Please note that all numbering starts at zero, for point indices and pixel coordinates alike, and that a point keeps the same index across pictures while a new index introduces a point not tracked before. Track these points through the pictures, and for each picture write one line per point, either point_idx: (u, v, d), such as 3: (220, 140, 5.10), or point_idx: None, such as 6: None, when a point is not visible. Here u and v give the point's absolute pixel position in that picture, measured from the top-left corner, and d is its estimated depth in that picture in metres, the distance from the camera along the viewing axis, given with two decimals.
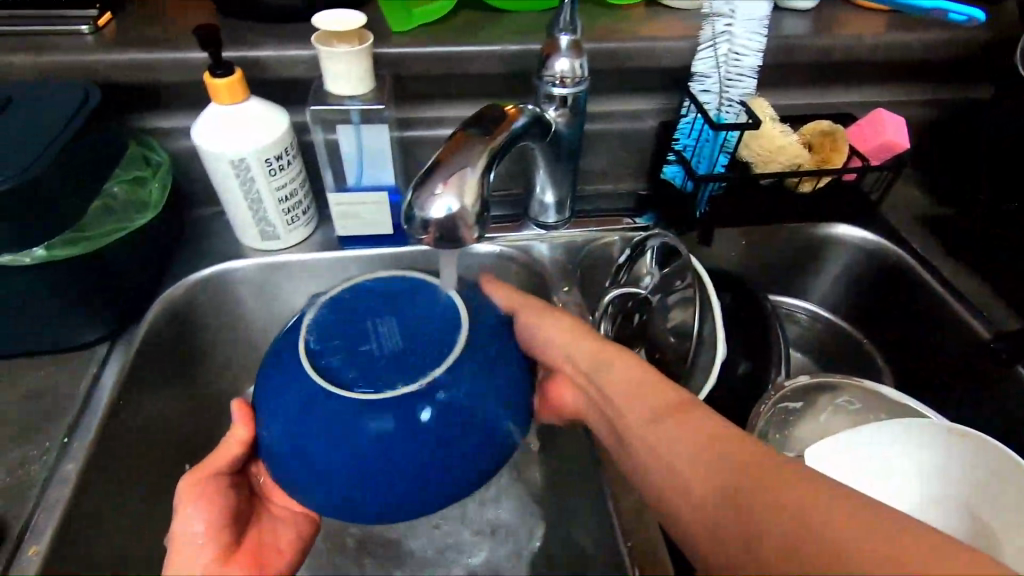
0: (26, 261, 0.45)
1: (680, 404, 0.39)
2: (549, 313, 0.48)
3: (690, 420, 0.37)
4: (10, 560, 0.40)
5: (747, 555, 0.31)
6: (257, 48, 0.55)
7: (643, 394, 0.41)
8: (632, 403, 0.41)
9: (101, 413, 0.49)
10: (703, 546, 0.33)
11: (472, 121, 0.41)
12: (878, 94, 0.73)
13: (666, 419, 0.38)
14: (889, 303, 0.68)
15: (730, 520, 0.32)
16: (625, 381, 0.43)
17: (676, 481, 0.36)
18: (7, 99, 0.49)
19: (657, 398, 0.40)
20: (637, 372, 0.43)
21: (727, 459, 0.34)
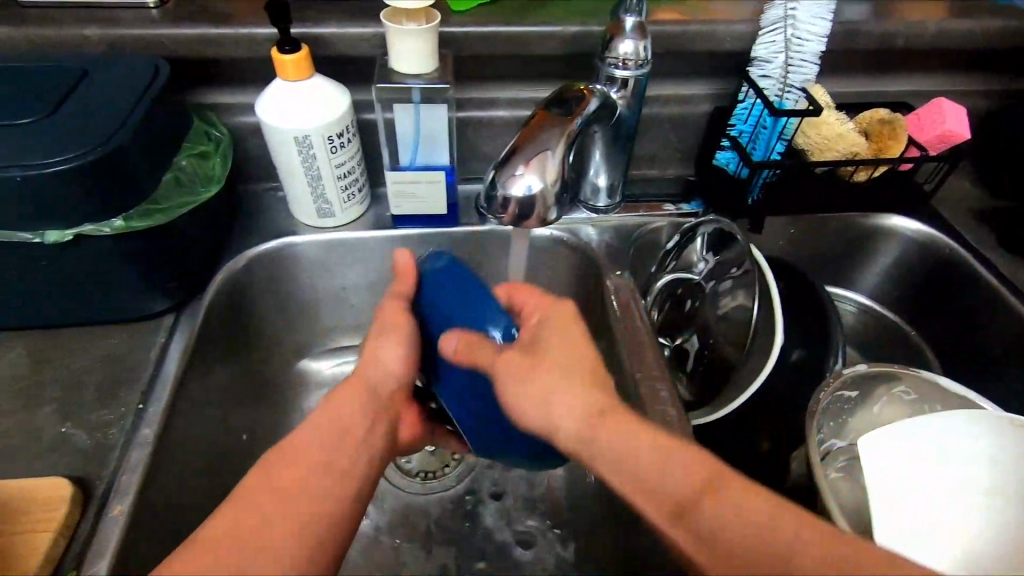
0: (107, 231, 0.46)
1: (698, 480, 0.37)
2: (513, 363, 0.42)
3: (712, 497, 0.37)
4: (97, 516, 0.42)
5: None
6: (320, 25, 0.55)
7: (647, 471, 0.38)
8: (634, 482, 0.39)
9: (172, 380, 0.50)
10: None
11: (552, 101, 0.41)
12: (936, 84, 0.71)
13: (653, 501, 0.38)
14: (941, 297, 0.67)
15: None
16: (617, 456, 0.39)
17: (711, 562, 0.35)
18: (83, 73, 0.50)
19: (668, 476, 0.38)
20: (635, 442, 0.40)
21: (761, 530, 0.34)
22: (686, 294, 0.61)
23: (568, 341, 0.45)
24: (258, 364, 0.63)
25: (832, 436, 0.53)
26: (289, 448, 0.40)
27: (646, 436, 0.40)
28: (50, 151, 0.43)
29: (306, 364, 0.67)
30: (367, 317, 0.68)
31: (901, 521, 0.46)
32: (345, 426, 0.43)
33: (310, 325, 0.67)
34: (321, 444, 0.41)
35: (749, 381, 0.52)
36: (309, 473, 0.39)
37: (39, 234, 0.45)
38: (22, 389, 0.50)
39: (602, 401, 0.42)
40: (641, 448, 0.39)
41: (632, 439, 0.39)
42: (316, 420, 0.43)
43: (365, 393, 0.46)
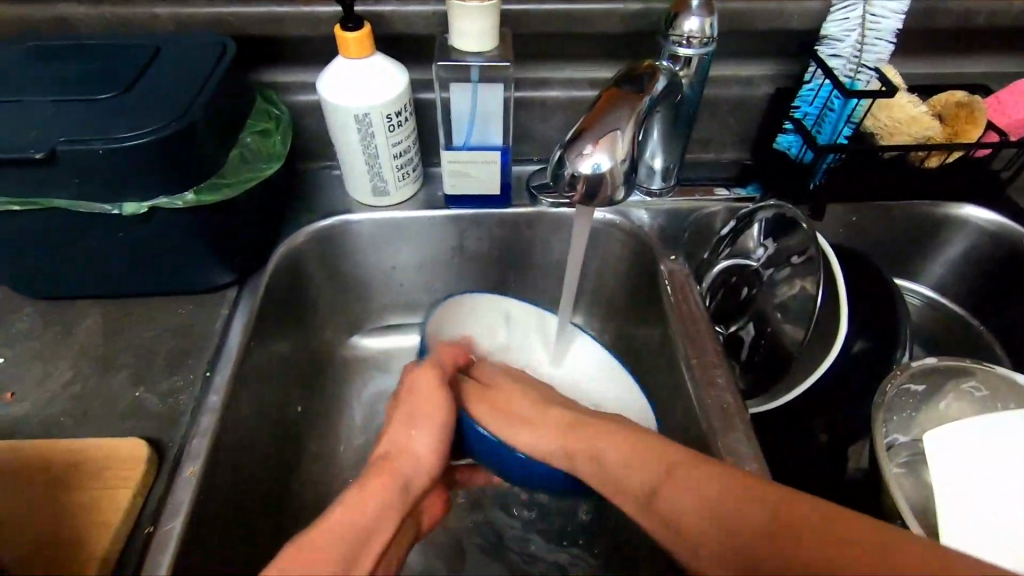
0: (179, 205, 0.48)
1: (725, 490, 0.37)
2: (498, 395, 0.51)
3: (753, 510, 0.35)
4: (170, 476, 0.44)
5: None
6: (380, 2, 0.55)
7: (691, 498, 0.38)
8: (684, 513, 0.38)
9: (236, 350, 0.52)
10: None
11: (623, 79, 0.41)
12: (1018, 65, 0.67)
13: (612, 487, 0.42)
14: (1014, 290, 0.64)
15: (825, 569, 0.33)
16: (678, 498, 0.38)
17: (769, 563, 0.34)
18: (155, 50, 0.52)
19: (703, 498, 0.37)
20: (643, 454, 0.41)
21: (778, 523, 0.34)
22: (743, 280, 0.59)
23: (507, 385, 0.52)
24: (312, 338, 0.65)
25: (896, 430, 0.52)
26: (328, 526, 0.38)
27: (627, 453, 0.42)
28: (130, 126, 0.44)
29: (357, 340, 0.69)
30: (418, 296, 0.70)
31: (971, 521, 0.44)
32: (379, 513, 0.41)
33: (362, 302, 0.68)
34: (355, 531, 0.39)
35: (809, 371, 0.51)
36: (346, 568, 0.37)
37: (119, 206, 0.47)
38: (98, 354, 0.53)
39: (566, 434, 0.45)
40: (613, 456, 0.42)
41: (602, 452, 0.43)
42: (347, 507, 0.40)
43: (396, 482, 0.43)
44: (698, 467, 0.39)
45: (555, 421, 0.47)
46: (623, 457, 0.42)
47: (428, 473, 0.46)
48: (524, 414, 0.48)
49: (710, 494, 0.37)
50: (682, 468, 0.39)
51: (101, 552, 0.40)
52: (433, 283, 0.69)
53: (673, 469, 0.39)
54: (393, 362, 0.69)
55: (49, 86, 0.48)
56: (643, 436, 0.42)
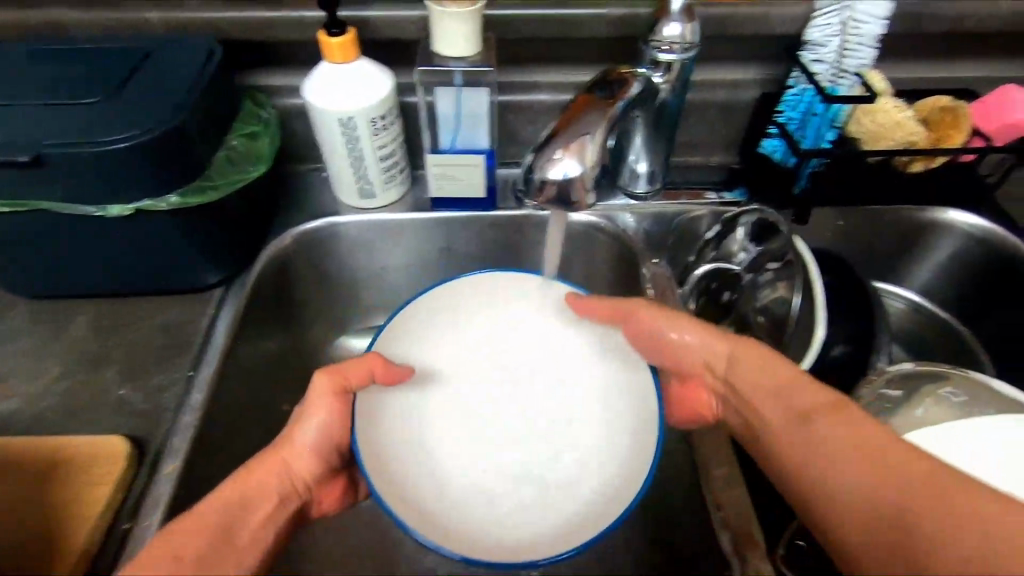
0: (163, 207, 0.49)
1: (834, 404, 0.41)
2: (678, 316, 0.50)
3: (865, 433, 0.38)
4: (151, 473, 0.45)
5: (885, 534, 0.34)
6: (367, 8, 0.56)
7: (827, 416, 0.40)
8: (801, 446, 0.40)
9: (220, 349, 0.53)
10: (849, 525, 0.36)
11: (595, 84, 0.41)
12: (1009, 69, 0.67)
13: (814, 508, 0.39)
14: (998, 296, 0.64)
15: (889, 508, 0.35)
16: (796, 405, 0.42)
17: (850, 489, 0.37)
18: (144, 54, 0.53)
19: (815, 403, 0.41)
20: (782, 382, 0.44)
21: (873, 459, 0.37)
22: (725, 283, 0.60)
23: (657, 317, 0.50)
24: (298, 338, 0.65)
25: None
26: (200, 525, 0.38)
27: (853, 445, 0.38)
28: (114, 129, 0.45)
29: (342, 342, 0.69)
30: (407, 296, 0.70)
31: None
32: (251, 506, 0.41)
33: (352, 303, 0.69)
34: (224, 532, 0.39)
35: None
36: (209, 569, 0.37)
37: (103, 208, 0.48)
38: (86, 352, 0.54)
39: (707, 349, 0.49)
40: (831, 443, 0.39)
41: (821, 438, 0.39)
42: (223, 492, 0.41)
43: (276, 475, 0.44)
44: (835, 406, 0.40)
45: (772, 382, 0.44)
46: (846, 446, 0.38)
47: (315, 467, 0.46)
48: (687, 344, 0.49)
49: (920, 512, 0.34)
50: (824, 430, 0.39)
51: (81, 545, 0.41)
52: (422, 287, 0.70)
53: (815, 413, 0.41)
54: None
55: (40, 90, 0.49)
56: (864, 419, 0.39)
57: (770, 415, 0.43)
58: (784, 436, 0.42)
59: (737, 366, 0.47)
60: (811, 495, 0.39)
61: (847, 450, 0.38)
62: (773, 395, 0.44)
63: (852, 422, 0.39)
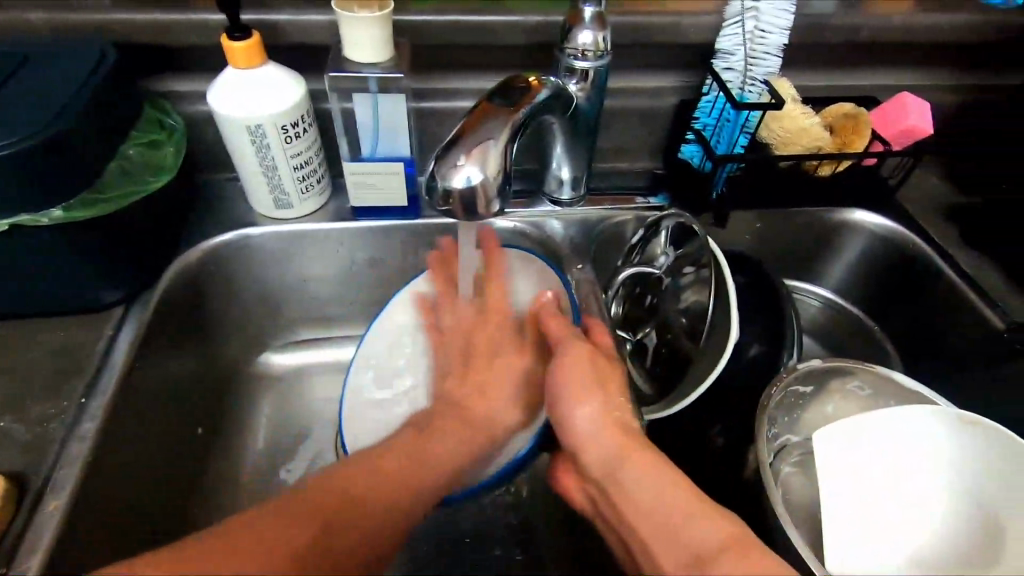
0: (44, 223, 0.46)
1: (729, 540, 0.35)
2: (583, 396, 0.45)
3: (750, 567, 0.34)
4: (33, 512, 0.42)
5: None
6: (274, 12, 0.54)
7: (714, 557, 0.35)
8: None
9: (118, 373, 0.50)
10: None
11: (496, 91, 0.41)
12: (905, 78, 0.71)
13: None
14: (901, 293, 0.68)
15: None
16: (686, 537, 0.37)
17: None
18: (24, 58, 0.49)
19: (704, 529, 0.36)
20: (669, 495, 0.39)
21: None
22: (647, 288, 0.61)
23: (567, 381, 0.46)
24: (212, 357, 0.62)
25: (786, 431, 0.53)
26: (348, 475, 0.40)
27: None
28: None
29: (269, 358, 0.68)
30: (332, 309, 0.68)
31: (844, 501, 0.48)
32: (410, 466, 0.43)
33: (272, 317, 0.67)
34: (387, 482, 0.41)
35: (702, 376, 0.52)
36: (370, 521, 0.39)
37: None
38: None
39: (601, 439, 0.43)
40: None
41: None
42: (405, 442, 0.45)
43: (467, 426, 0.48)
44: (725, 536, 0.36)
45: (661, 505, 0.39)
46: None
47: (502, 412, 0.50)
48: (581, 428, 0.44)
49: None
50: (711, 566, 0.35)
51: None
52: (347, 299, 0.68)
53: (701, 545, 0.36)
54: (303, 381, 0.67)
55: None
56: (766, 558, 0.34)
57: (662, 552, 0.38)
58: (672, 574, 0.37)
59: (621, 464, 0.42)
60: None
61: None
62: (658, 525, 0.38)
63: (755, 561, 0.34)
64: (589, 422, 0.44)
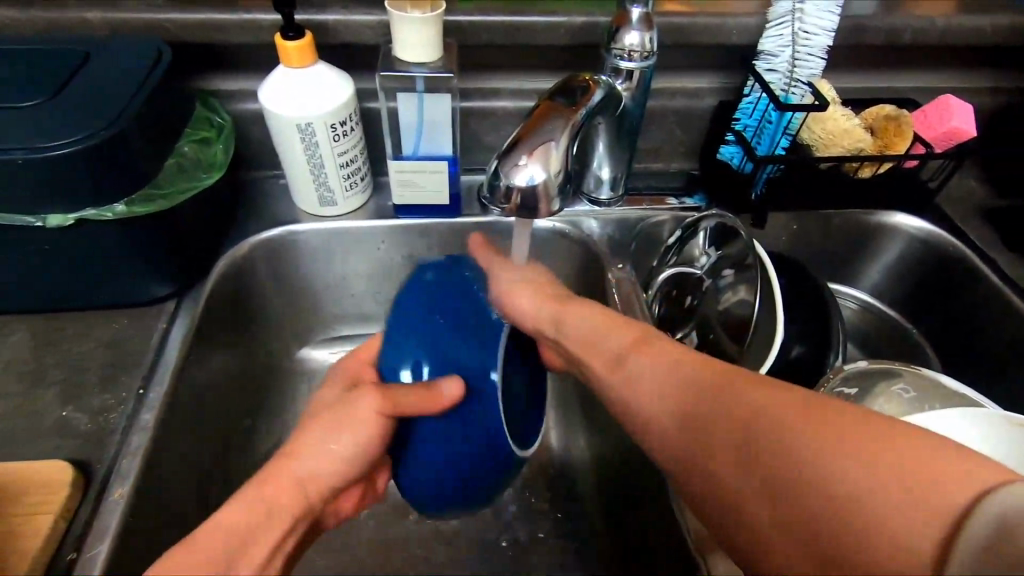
0: (108, 217, 0.46)
1: (642, 339, 0.41)
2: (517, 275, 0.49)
3: (654, 351, 0.39)
4: (99, 500, 0.43)
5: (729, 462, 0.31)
6: (324, 12, 0.55)
7: (642, 352, 0.39)
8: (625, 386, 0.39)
9: (173, 366, 0.51)
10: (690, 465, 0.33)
11: (559, 91, 0.42)
12: (945, 80, 0.71)
13: (637, 432, 0.38)
14: (940, 295, 0.67)
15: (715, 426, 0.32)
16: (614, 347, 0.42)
17: (661, 417, 0.36)
18: (85, 56, 0.50)
19: (623, 336, 0.42)
20: (594, 319, 0.44)
21: (676, 380, 0.36)
22: (687, 289, 0.61)
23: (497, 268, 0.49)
24: (255, 353, 0.63)
25: None
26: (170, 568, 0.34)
27: (662, 387, 0.37)
28: (55, 135, 0.43)
29: (306, 352, 0.68)
30: (369, 305, 0.69)
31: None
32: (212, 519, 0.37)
33: (311, 311, 0.67)
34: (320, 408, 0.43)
35: None
36: (293, 515, 0.39)
37: (42, 218, 0.45)
38: (25, 372, 0.50)
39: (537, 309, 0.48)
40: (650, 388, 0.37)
41: (642, 376, 0.38)
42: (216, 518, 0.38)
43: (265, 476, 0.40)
44: (652, 345, 0.40)
45: (591, 329, 0.44)
46: (662, 379, 0.37)
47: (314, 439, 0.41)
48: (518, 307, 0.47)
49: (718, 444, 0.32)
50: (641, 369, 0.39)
51: None
52: (385, 295, 0.68)
53: (627, 351, 0.40)
54: None
55: None
56: (675, 350, 0.38)
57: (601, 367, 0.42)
58: (610, 388, 0.41)
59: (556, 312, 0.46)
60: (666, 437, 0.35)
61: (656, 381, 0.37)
62: (597, 344, 0.43)
63: (663, 349, 0.39)
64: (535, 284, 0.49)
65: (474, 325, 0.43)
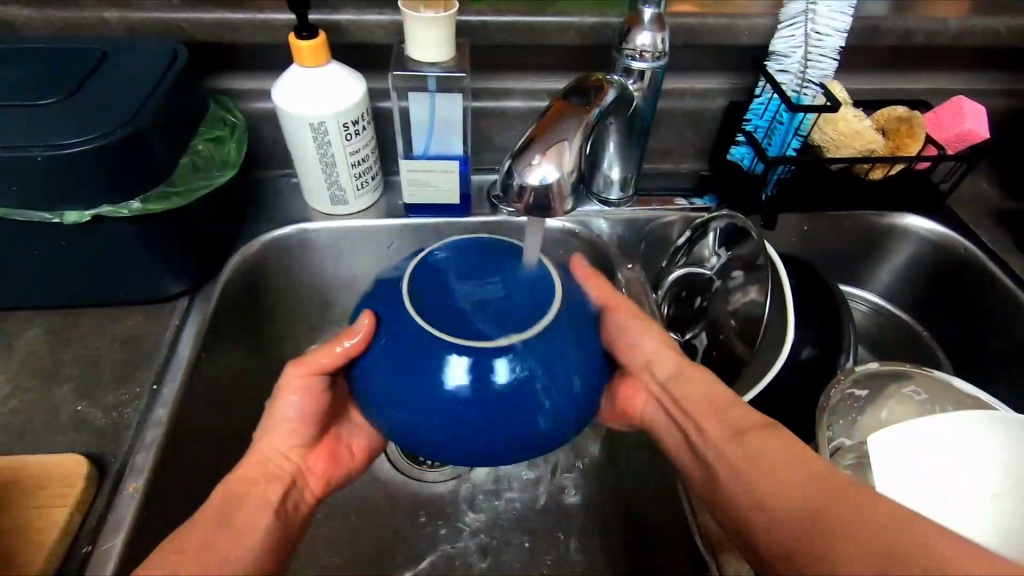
0: (125, 214, 0.47)
1: (757, 425, 0.43)
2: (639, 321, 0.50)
3: (770, 438, 0.41)
4: (113, 495, 0.43)
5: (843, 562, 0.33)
6: (338, 12, 0.55)
7: (756, 437, 0.42)
8: (732, 463, 0.42)
9: (186, 362, 0.51)
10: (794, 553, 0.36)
11: (572, 90, 0.42)
12: (958, 82, 0.70)
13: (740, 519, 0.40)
14: (952, 298, 0.67)
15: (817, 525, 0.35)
16: (734, 423, 0.44)
17: (768, 504, 0.38)
18: (102, 55, 0.51)
19: (740, 417, 0.44)
20: (708, 389, 0.47)
21: (789, 468, 0.39)
22: (696, 290, 0.61)
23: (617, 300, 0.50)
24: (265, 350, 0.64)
25: (842, 434, 0.53)
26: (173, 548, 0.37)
27: (776, 471, 0.39)
28: (74, 132, 0.43)
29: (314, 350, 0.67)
30: None
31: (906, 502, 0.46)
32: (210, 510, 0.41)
33: (321, 310, 0.68)
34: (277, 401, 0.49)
35: (757, 377, 0.52)
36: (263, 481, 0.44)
37: (58, 214, 0.46)
38: (41, 367, 0.51)
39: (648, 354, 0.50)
40: (774, 464, 0.39)
41: (763, 460, 0.40)
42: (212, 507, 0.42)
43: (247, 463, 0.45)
44: (764, 432, 0.42)
45: (706, 400, 0.46)
46: (778, 462, 0.39)
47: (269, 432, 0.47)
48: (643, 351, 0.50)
49: (848, 529, 0.34)
50: (765, 458, 0.40)
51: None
52: None
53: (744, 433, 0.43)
54: None
55: None
56: (791, 444, 0.40)
57: (711, 432, 0.45)
58: (724, 456, 0.43)
59: (677, 371, 0.49)
60: (767, 524, 0.38)
61: (765, 465, 0.40)
62: (717, 408, 0.45)
63: (784, 441, 0.41)
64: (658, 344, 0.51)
65: (423, 285, 0.41)
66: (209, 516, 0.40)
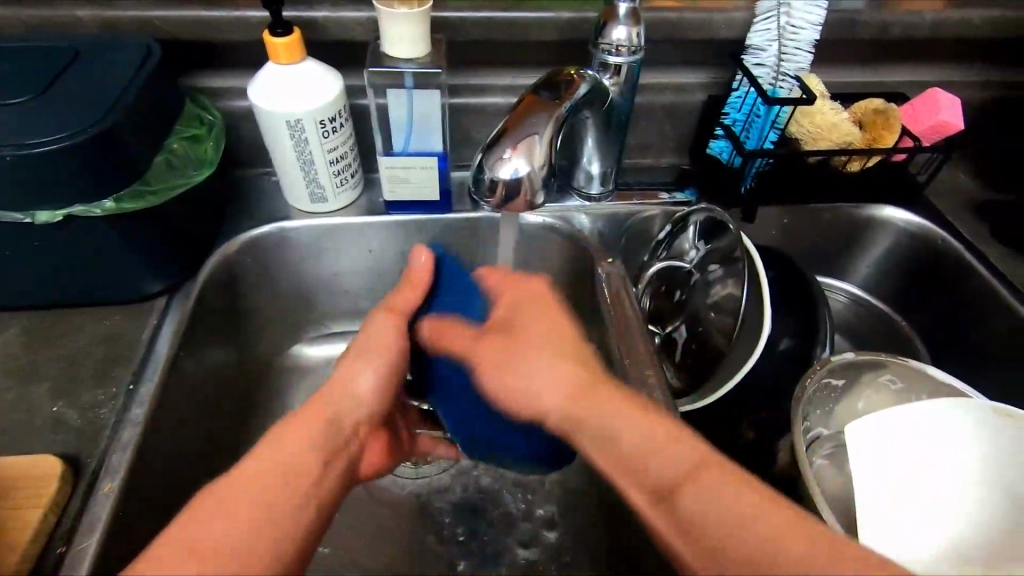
0: (97, 213, 0.47)
1: (695, 460, 0.38)
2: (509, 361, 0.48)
3: (704, 480, 0.37)
4: (88, 495, 0.43)
5: None
6: (314, 9, 0.55)
7: (693, 480, 0.37)
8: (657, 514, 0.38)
9: (163, 361, 0.51)
10: None
11: (543, 85, 0.42)
12: (935, 74, 0.71)
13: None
14: (929, 288, 0.68)
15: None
16: (663, 468, 0.38)
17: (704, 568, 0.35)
18: (74, 53, 0.51)
19: (669, 453, 0.39)
20: (632, 420, 0.42)
21: (737, 512, 0.35)
22: (675, 284, 0.62)
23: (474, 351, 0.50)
24: (246, 349, 0.64)
25: (818, 424, 0.54)
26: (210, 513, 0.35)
27: (715, 523, 0.35)
28: (43, 130, 0.43)
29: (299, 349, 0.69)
30: (361, 302, 0.69)
31: (882, 493, 0.46)
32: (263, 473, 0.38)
33: (304, 308, 0.68)
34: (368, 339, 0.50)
35: (736, 367, 0.52)
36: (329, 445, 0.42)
37: (30, 214, 0.46)
38: (16, 368, 0.50)
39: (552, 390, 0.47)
40: (702, 515, 0.35)
41: (688, 516, 0.36)
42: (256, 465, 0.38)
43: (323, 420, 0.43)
44: (707, 469, 0.37)
45: (635, 438, 0.41)
46: (717, 515, 0.35)
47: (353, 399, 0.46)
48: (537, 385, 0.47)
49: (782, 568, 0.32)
50: (690, 507, 0.36)
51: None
52: (375, 291, 0.68)
53: (676, 475, 0.38)
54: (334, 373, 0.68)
55: None
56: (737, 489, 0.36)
57: (633, 485, 0.40)
58: (652, 508, 0.38)
59: (584, 404, 0.44)
60: None
61: (691, 520, 0.36)
62: (629, 461, 0.40)
63: (718, 484, 0.36)
64: (555, 382, 0.46)
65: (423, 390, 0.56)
66: (265, 473, 0.37)
